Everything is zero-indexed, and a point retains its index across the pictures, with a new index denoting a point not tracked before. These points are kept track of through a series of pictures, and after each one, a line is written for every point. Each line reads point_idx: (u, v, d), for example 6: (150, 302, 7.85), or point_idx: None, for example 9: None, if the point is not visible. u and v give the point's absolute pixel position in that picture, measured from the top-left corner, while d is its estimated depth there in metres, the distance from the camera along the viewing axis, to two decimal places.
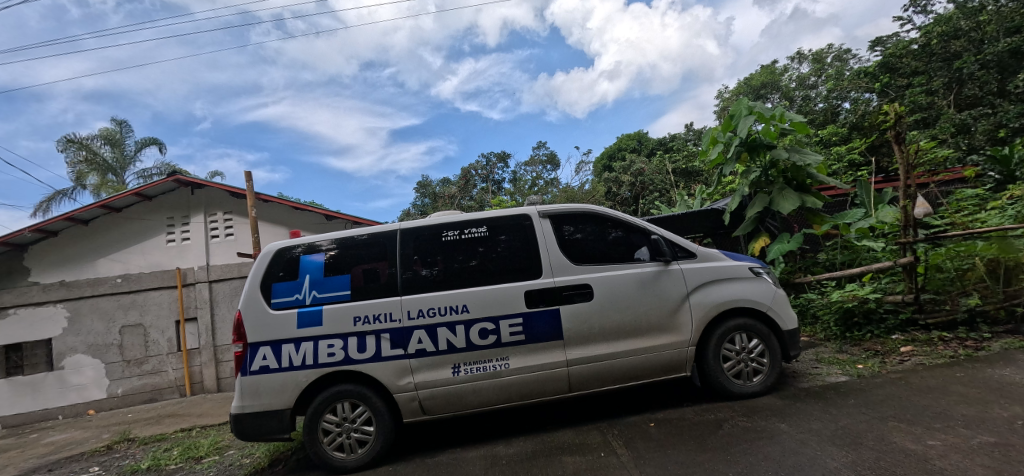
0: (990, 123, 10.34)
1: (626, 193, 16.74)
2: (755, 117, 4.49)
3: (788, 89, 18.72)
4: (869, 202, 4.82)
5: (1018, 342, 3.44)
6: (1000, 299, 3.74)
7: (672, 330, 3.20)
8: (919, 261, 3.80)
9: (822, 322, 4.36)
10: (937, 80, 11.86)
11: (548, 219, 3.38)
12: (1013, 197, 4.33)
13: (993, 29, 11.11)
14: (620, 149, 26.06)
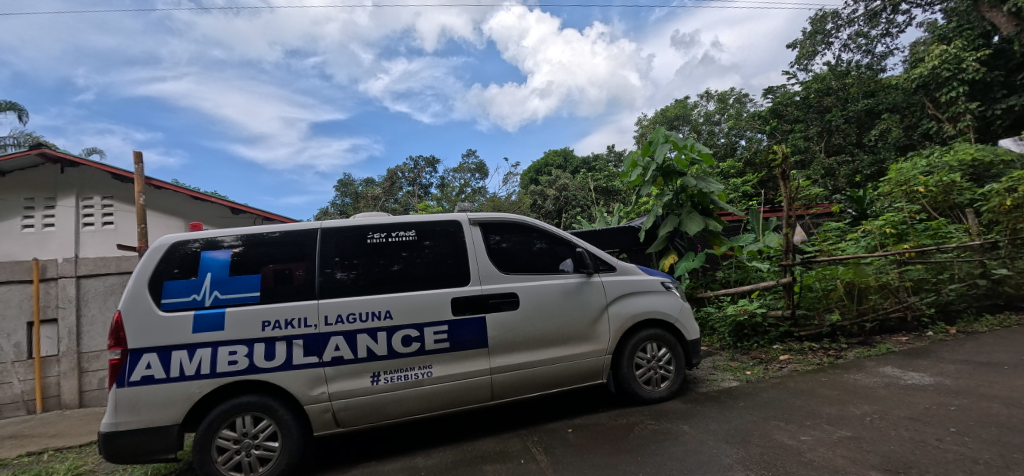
0: (848, 170, 12.67)
1: (549, 206, 17.48)
2: (671, 145, 4.98)
3: (697, 124, 20.81)
4: (758, 228, 5.51)
5: (866, 351, 4.16)
6: (854, 315, 4.50)
7: (591, 338, 3.37)
8: (795, 280, 4.42)
9: (718, 333, 4.86)
10: (813, 128, 13.90)
11: (478, 226, 3.39)
12: (864, 230, 5.21)
13: (855, 91, 13.37)
14: (547, 164, 27.02)
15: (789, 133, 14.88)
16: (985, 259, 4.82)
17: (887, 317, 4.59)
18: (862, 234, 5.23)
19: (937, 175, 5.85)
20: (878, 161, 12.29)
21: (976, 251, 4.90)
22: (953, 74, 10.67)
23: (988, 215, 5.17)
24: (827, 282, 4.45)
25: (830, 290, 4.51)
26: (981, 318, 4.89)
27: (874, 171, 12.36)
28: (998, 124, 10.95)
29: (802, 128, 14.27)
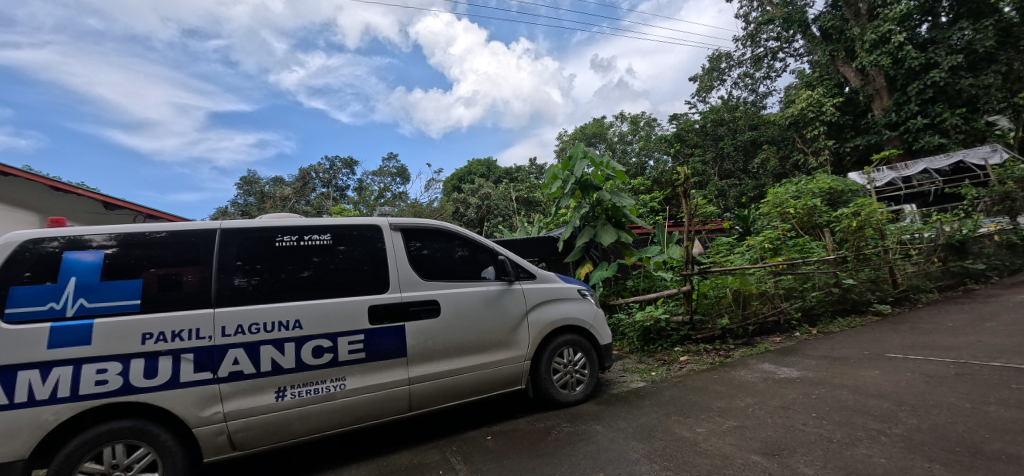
0: (736, 192, 14.44)
1: (471, 215, 17.68)
2: (589, 161, 5.27)
3: (612, 143, 22.21)
4: (662, 241, 6.03)
5: (750, 351, 4.74)
6: (740, 319, 5.11)
7: (511, 345, 3.42)
8: (693, 288, 4.90)
9: (628, 338, 5.23)
10: (709, 153, 15.52)
11: (399, 232, 3.29)
12: (749, 244, 6.09)
13: (743, 124, 15.21)
14: (469, 173, 27.07)
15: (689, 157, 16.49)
16: (837, 271, 5.83)
17: (765, 321, 5.29)
18: (747, 248, 6.12)
19: (804, 200, 7.17)
20: (759, 186, 14.27)
21: (831, 264, 5.89)
22: (816, 116, 13.08)
23: (840, 233, 6.46)
24: (719, 289, 5.00)
25: (721, 297, 5.07)
26: (834, 320, 5.84)
27: (756, 193, 14.21)
28: (848, 159, 13.64)
29: (700, 153, 15.73)
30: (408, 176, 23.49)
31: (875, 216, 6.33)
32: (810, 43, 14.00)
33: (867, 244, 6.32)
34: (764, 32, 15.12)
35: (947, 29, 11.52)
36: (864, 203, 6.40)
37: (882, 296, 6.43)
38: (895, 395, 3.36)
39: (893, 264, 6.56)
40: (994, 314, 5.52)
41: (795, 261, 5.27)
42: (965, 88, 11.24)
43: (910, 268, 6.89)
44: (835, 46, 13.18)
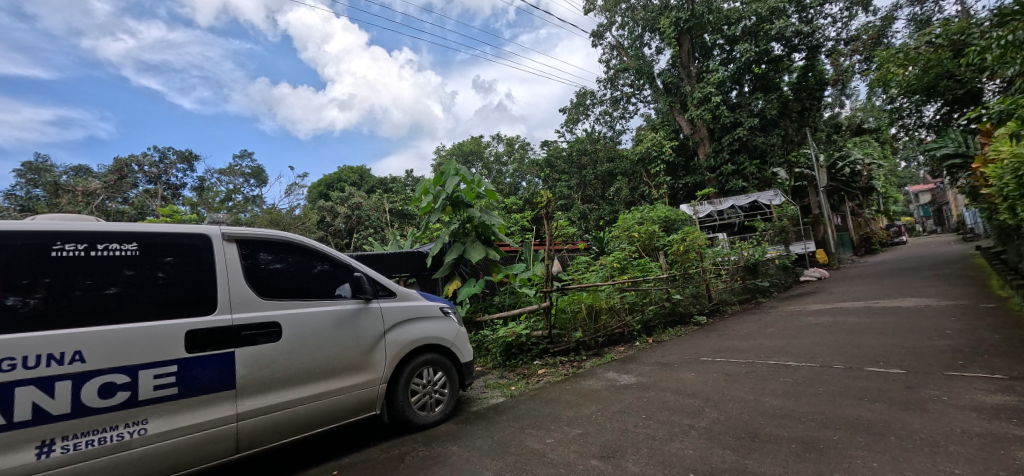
0: (597, 216, 15.80)
1: (339, 225, 17.74)
2: (460, 178, 5.32)
3: (488, 163, 22.63)
4: (529, 258, 6.32)
5: (599, 361, 5.18)
6: (592, 332, 5.60)
7: (365, 369, 3.19)
8: (552, 305, 5.21)
9: (491, 353, 5.34)
10: (574, 180, 16.35)
11: (238, 243, 2.91)
12: (601, 263, 6.79)
13: (603, 156, 16.40)
14: (338, 180, 25.40)
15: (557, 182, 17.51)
16: (669, 288, 6.79)
17: (613, 333, 5.88)
18: (599, 266, 6.79)
19: (646, 226, 8.31)
20: (614, 211, 15.86)
21: (664, 282, 6.83)
22: (658, 155, 15.19)
23: (670, 255, 7.53)
24: (575, 305, 5.41)
25: (577, 312, 5.50)
26: (666, 330, 6.72)
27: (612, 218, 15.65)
28: (680, 194, 16.19)
29: (566, 178, 16.71)
30: (261, 178, 20.93)
31: (697, 242, 7.67)
32: (654, 93, 16.03)
33: (691, 266, 7.51)
34: (620, 79, 16.96)
35: (750, 98, 14.22)
36: (689, 231, 7.64)
37: (700, 308, 7.60)
38: (705, 393, 3.94)
39: (708, 281, 7.86)
40: (774, 321, 6.88)
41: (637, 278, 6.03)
42: (758, 144, 14.27)
43: (721, 284, 8.30)
44: (674, 98, 15.47)
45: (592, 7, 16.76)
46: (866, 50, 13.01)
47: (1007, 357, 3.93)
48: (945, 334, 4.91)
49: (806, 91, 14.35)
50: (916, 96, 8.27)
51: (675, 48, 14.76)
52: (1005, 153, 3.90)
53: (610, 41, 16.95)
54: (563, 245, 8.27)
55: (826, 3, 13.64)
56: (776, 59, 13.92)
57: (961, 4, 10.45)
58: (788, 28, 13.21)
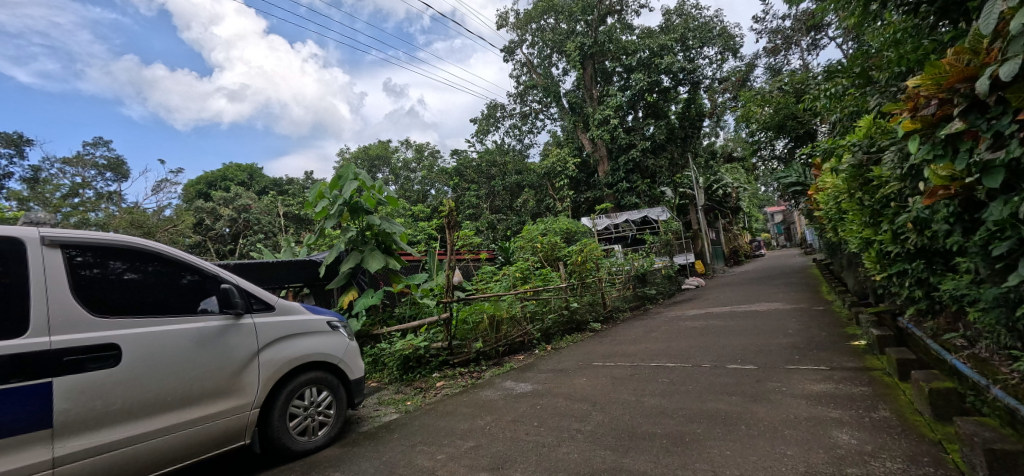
0: (506, 226, 15.99)
1: (223, 230, 16.22)
2: (359, 183, 5.09)
3: (396, 167, 21.59)
4: (433, 268, 6.25)
5: (498, 370, 5.28)
6: (493, 341, 5.72)
7: (233, 393, 2.83)
8: (452, 315, 5.27)
9: (388, 368, 5.09)
10: (482, 190, 16.57)
11: (71, 251, 2.53)
12: (504, 273, 7.01)
13: (510, 168, 16.95)
14: (223, 179, 22.80)
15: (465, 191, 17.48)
16: (567, 296, 7.16)
17: (513, 342, 6.07)
18: (504, 276, 7.00)
19: (548, 237, 8.74)
20: (521, 221, 16.28)
21: (563, 290, 7.20)
22: (562, 170, 16.06)
23: (570, 265, 8.03)
24: (476, 315, 5.51)
25: (479, 322, 5.64)
26: (563, 337, 7.04)
27: (518, 228, 16.00)
28: (583, 207, 17.15)
29: (475, 188, 16.74)
30: (121, 172, 18.08)
31: (592, 252, 8.26)
32: (561, 112, 16.93)
33: (588, 275, 8.14)
34: (530, 95, 17.62)
35: (643, 124, 15.57)
36: (587, 242, 8.33)
37: (596, 316, 8.08)
38: (593, 397, 4.15)
39: (602, 290, 8.40)
40: (658, 326, 7.54)
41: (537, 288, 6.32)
42: (650, 166, 15.51)
43: (614, 292, 8.92)
44: (577, 118, 16.43)
45: (504, 23, 17.22)
46: (734, 89, 15.00)
47: (831, 351, 4.72)
48: (789, 333, 5.78)
49: (688, 120, 15.97)
50: (769, 131, 9.65)
51: (579, 71, 15.73)
52: (830, 184, 4.80)
53: (520, 58, 17.53)
54: (467, 254, 8.24)
55: (705, 45, 15.50)
56: (665, 90, 15.35)
57: (803, 56, 12.51)
58: (675, 63, 14.74)
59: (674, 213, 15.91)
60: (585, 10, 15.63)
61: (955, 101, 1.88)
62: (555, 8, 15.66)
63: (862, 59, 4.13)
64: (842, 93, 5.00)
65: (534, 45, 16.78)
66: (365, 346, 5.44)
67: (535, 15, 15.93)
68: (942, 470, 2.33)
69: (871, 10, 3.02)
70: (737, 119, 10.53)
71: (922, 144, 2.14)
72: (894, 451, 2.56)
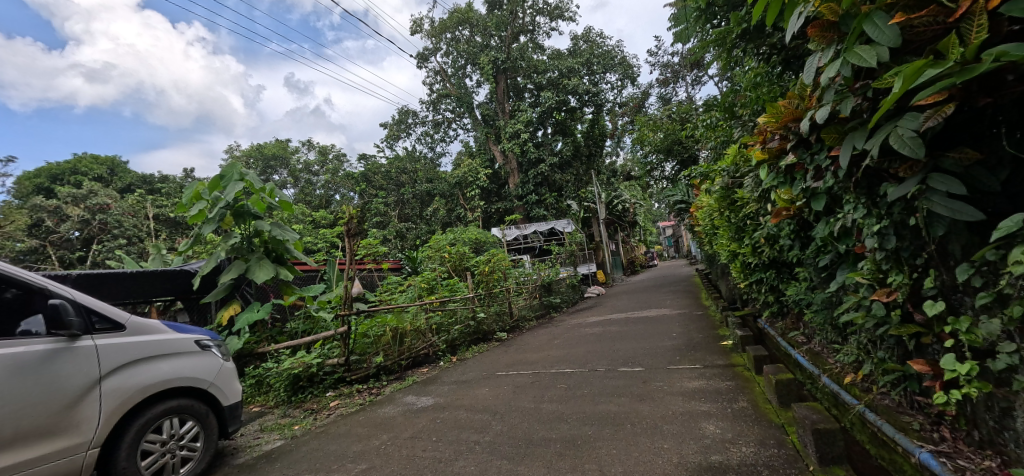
0: (415, 235, 15.55)
1: (70, 234, 13.54)
2: (246, 184, 4.66)
3: (295, 170, 19.84)
4: (332, 279, 5.99)
5: (400, 385, 5.10)
6: (395, 355, 5.55)
7: (64, 431, 2.43)
8: (351, 330, 4.95)
9: (274, 389, 4.71)
10: (391, 197, 16.07)
11: None
12: (409, 284, 6.87)
13: (420, 176, 16.74)
14: (75, 172, 19.31)
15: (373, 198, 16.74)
16: (474, 306, 7.18)
17: (417, 354, 5.94)
18: (408, 287, 6.85)
19: (456, 247, 8.73)
20: (430, 230, 15.99)
21: (470, 301, 7.21)
22: (473, 180, 16.10)
23: (478, 275, 8.17)
24: (378, 328, 5.27)
25: (381, 335, 5.39)
26: (469, 348, 7.02)
27: (427, 237, 15.69)
28: (493, 218, 17.34)
29: (384, 195, 16.02)
30: None
31: (500, 263, 8.48)
32: (473, 123, 17.10)
33: (496, 285, 8.32)
34: (442, 103, 17.52)
35: (552, 139, 16.09)
36: (495, 253, 8.60)
37: (503, 326, 8.18)
38: (493, 407, 4.18)
39: (509, 300, 8.54)
40: (560, 333, 7.84)
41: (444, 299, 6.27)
42: (557, 180, 16.11)
43: (521, 302, 9.14)
44: (489, 130, 16.68)
45: (418, 29, 16.97)
46: (632, 113, 16.29)
47: (706, 351, 5.28)
48: (673, 336, 6.37)
49: (594, 140, 16.62)
50: (660, 154, 10.62)
51: (492, 84, 16.02)
52: (707, 203, 5.45)
53: (434, 66, 17.37)
54: (370, 263, 7.86)
55: (607, 71, 16.65)
56: (573, 110, 15.96)
57: (688, 89, 14.02)
58: (581, 86, 15.59)
59: (578, 225, 16.70)
60: (498, 26, 16.03)
61: (789, 138, 2.20)
62: (469, 21, 15.82)
63: (731, 96, 4.75)
64: (716, 124, 5.68)
65: (448, 55, 16.75)
66: (249, 366, 4.95)
67: (449, 25, 15.93)
68: (783, 449, 2.71)
69: (735, 55, 3.49)
70: (634, 142, 11.43)
71: (770, 171, 2.53)
72: (749, 436, 2.92)
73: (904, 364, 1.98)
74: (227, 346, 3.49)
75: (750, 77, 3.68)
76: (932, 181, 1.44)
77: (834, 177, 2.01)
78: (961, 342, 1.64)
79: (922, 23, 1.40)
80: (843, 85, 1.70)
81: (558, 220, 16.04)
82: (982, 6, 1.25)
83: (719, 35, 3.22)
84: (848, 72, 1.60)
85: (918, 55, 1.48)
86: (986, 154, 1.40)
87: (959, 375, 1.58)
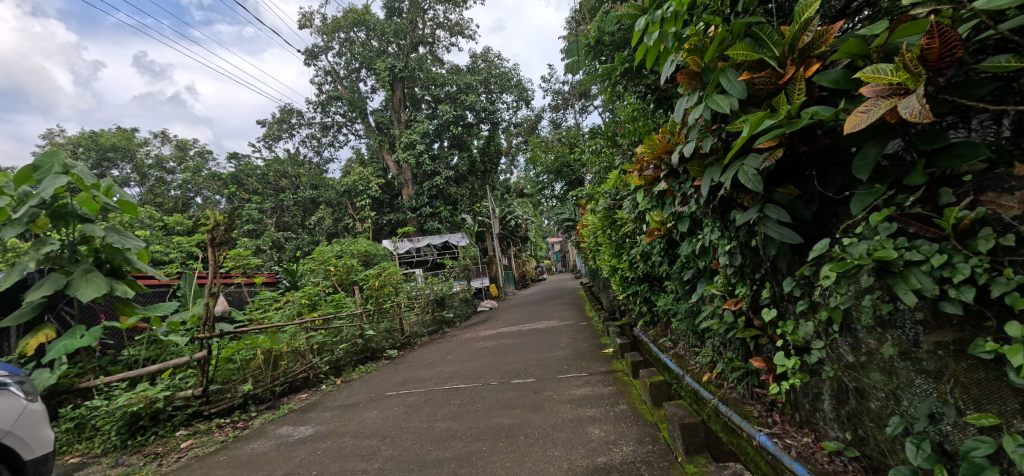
0: (294, 245, 14.30)
1: None
2: (70, 179, 3.92)
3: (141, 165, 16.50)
4: (188, 296, 5.27)
5: (271, 416, 4.68)
6: (267, 381, 5.11)
7: None
8: (212, 355, 4.49)
9: (100, 434, 3.91)
10: (268, 203, 14.69)
11: None
12: (287, 300, 6.36)
13: (304, 181, 15.69)
14: None
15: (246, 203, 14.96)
16: (362, 323, 6.87)
17: (295, 378, 5.51)
18: (286, 303, 6.33)
19: (343, 259, 8.28)
20: (313, 241, 14.86)
21: (357, 318, 6.88)
22: (364, 189, 15.47)
23: (366, 289, 7.85)
24: (247, 352, 4.87)
25: (250, 359, 4.92)
26: (356, 368, 6.68)
27: (310, 248, 14.55)
28: (385, 229, 16.76)
29: (258, 200, 14.69)
30: None
31: (391, 277, 8.25)
32: (367, 129, 16.48)
33: (386, 300, 8.04)
34: (332, 106, 16.70)
35: (448, 153, 16.13)
36: (386, 266, 8.36)
37: (393, 343, 7.92)
38: (382, 431, 4.04)
39: (400, 315, 8.31)
40: (453, 348, 7.81)
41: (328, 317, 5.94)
42: (452, 194, 16.13)
43: (413, 317, 8.92)
44: (384, 138, 16.19)
45: (308, 24, 15.97)
46: (526, 133, 17.02)
47: (590, 358, 5.67)
48: (560, 346, 6.74)
49: (489, 157, 17.01)
50: (550, 174, 11.23)
51: (388, 91, 15.61)
52: (593, 221, 5.93)
53: (324, 66, 16.46)
54: (239, 275, 7.05)
55: (504, 92, 17.21)
56: (469, 125, 16.21)
57: (577, 117, 15.11)
58: (478, 103, 15.92)
59: (472, 240, 16.84)
60: (396, 33, 15.78)
61: (661, 168, 2.52)
62: (365, 24, 15.30)
63: (612, 126, 5.26)
64: (600, 150, 6.21)
65: (341, 55, 16.00)
66: (63, 406, 4.00)
67: (343, 24, 15.25)
68: (656, 445, 3.03)
69: (618, 90, 3.88)
70: (527, 161, 11.92)
71: (648, 195, 2.86)
72: (628, 436, 3.21)
73: (747, 362, 2.37)
74: (33, 382, 2.99)
75: (629, 111, 4.12)
76: (767, 210, 1.77)
77: (696, 203, 2.35)
78: (787, 342, 2.02)
79: (762, 83, 1.72)
80: (704, 125, 2.01)
81: (452, 233, 16.07)
82: (801, 74, 1.59)
83: (606, 71, 3.56)
84: (708, 115, 1.90)
85: (758, 108, 1.81)
86: (803, 191, 1.76)
87: (786, 369, 1.93)
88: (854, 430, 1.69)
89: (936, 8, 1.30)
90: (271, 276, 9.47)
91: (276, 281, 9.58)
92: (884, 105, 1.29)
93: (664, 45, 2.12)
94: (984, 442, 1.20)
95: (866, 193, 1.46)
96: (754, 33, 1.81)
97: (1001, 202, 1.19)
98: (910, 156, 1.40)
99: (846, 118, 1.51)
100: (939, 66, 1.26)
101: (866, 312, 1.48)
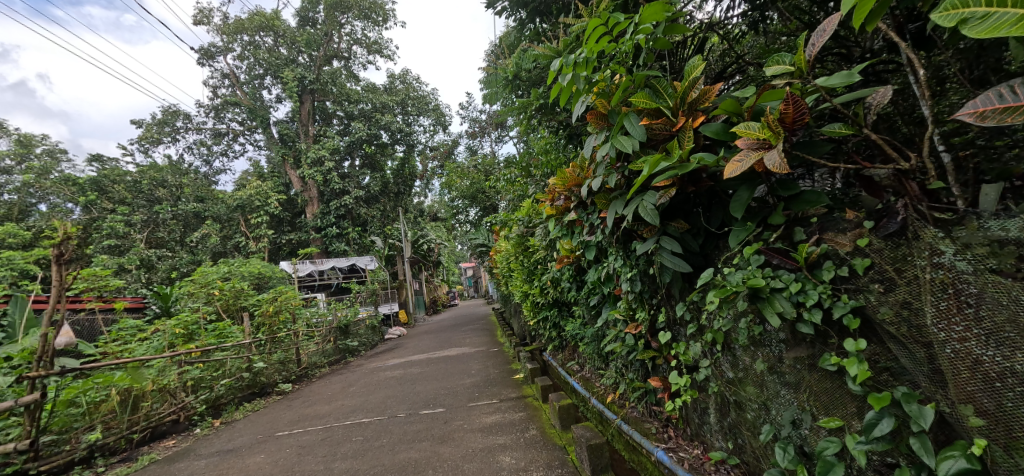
0: (168, 264, 12.58)
1: None
2: None
3: None
4: (18, 326, 4.31)
5: (124, 469, 4.08)
6: (122, 428, 4.45)
7: None
8: (46, 398, 3.71)
9: None
10: (139, 215, 12.85)
11: None
12: (156, 329, 5.57)
13: (188, 193, 14.16)
14: None
15: (108, 213, 12.84)
16: (250, 355, 6.25)
17: (160, 422, 4.84)
18: (154, 334, 5.55)
19: (230, 282, 7.50)
20: (195, 261, 13.26)
21: (244, 349, 6.26)
22: (261, 205, 14.39)
23: (258, 316, 7.18)
24: (97, 392, 4.19)
25: (99, 401, 4.27)
26: (240, 406, 6.02)
27: (189, 269, 12.92)
28: (283, 249, 15.55)
29: (126, 211, 12.81)
30: None
31: (287, 302, 7.66)
32: (268, 140, 15.42)
33: (281, 328, 7.43)
34: (228, 112, 15.43)
35: (358, 172, 15.55)
36: (282, 290, 7.76)
37: (286, 375, 7.29)
38: None
39: (297, 345, 7.71)
40: (357, 379, 7.35)
41: (207, 349, 5.33)
42: (361, 215, 15.47)
43: (311, 347, 8.29)
44: (288, 151, 15.21)
45: (205, 20, 14.75)
46: (441, 157, 17.01)
47: (501, 385, 5.70)
48: (471, 373, 6.68)
49: (403, 179, 16.66)
50: (465, 199, 11.31)
51: (295, 103, 14.80)
52: (505, 247, 6.09)
53: (222, 67, 15.22)
54: (93, 298, 6.04)
55: (420, 114, 17.11)
56: (383, 145, 15.86)
57: (493, 145, 15.50)
58: (393, 123, 15.68)
59: (382, 263, 16.21)
60: (308, 43, 15.17)
61: (572, 199, 2.68)
62: (273, 29, 14.51)
63: (526, 157, 5.51)
64: (514, 179, 6.43)
65: (243, 59, 14.91)
66: None
67: (247, 26, 14.26)
68: (565, 468, 3.12)
69: (532, 123, 4.08)
70: (442, 185, 11.92)
71: (557, 225, 3.00)
72: (538, 462, 3.26)
73: (646, 382, 2.56)
74: None
75: (542, 144, 4.35)
76: (663, 243, 1.97)
77: (603, 233, 2.53)
78: (679, 362, 2.22)
79: (659, 128, 1.94)
80: (610, 163, 2.20)
81: (359, 256, 15.37)
82: (689, 124, 1.83)
83: (522, 104, 3.73)
84: (612, 152, 2.06)
85: (655, 150, 2.03)
86: (691, 225, 1.99)
87: (678, 386, 2.12)
88: (735, 440, 1.89)
89: (790, 80, 1.58)
90: (136, 301, 8.26)
91: (141, 306, 8.36)
92: (754, 157, 1.52)
93: (576, 86, 2.31)
94: (833, 442, 1.42)
95: (740, 229, 1.69)
96: (653, 84, 2.04)
97: (838, 240, 1.46)
98: (772, 200, 1.66)
99: (724, 165, 1.75)
100: (792, 128, 1.51)
101: (742, 332, 1.70)
